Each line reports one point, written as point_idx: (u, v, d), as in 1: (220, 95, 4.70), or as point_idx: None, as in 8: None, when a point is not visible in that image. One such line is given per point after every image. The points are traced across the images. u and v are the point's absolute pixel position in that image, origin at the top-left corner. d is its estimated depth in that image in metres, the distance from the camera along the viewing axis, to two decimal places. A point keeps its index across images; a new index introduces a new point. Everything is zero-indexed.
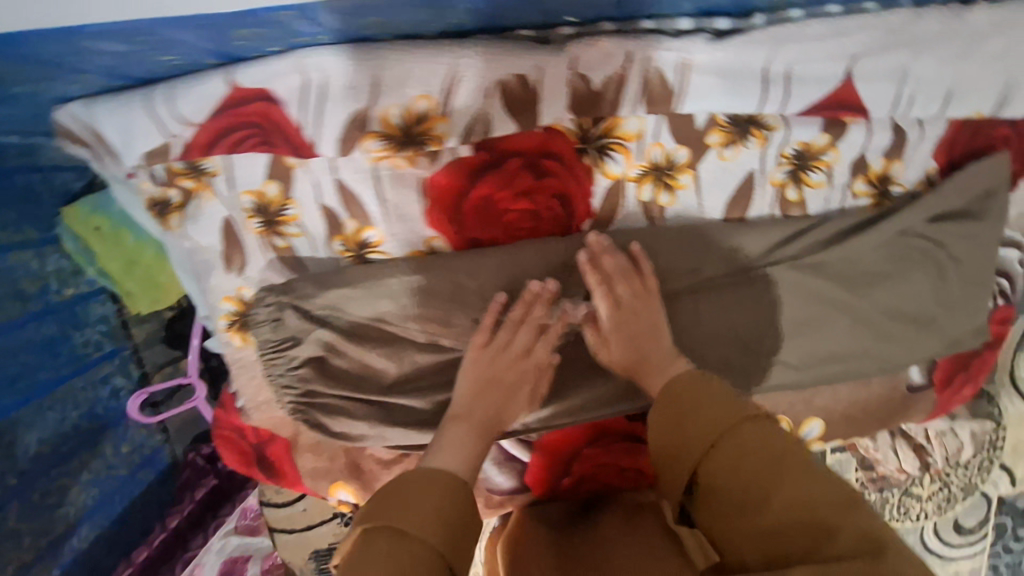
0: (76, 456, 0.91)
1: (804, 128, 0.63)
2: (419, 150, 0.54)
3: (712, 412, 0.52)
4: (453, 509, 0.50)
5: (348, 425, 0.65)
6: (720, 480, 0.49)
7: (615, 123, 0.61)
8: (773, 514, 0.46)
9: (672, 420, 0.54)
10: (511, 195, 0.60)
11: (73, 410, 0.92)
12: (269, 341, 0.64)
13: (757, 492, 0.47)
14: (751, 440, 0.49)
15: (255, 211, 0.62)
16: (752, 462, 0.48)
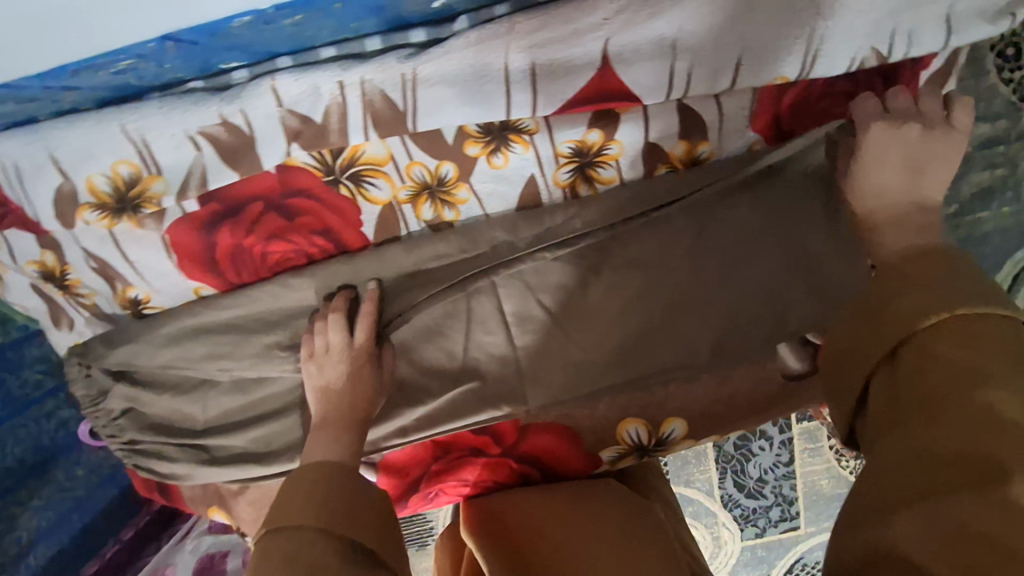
0: None
1: (566, 128, 0.57)
2: (138, 214, 0.55)
3: (911, 298, 0.44)
4: (322, 490, 0.50)
5: (170, 467, 0.67)
6: (907, 383, 0.41)
7: (356, 150, 0.58)
8: (947, 433, 0.37)
9: (882, 301, 0.45)
10: (261, 239, 0.59)
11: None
12: (86, 397, 0.67)
13: (934, 402, 0.39)
14: (1005, 344, 0.40)
15: (44, 278, 0.65)
16: (944, 369, 0.39)
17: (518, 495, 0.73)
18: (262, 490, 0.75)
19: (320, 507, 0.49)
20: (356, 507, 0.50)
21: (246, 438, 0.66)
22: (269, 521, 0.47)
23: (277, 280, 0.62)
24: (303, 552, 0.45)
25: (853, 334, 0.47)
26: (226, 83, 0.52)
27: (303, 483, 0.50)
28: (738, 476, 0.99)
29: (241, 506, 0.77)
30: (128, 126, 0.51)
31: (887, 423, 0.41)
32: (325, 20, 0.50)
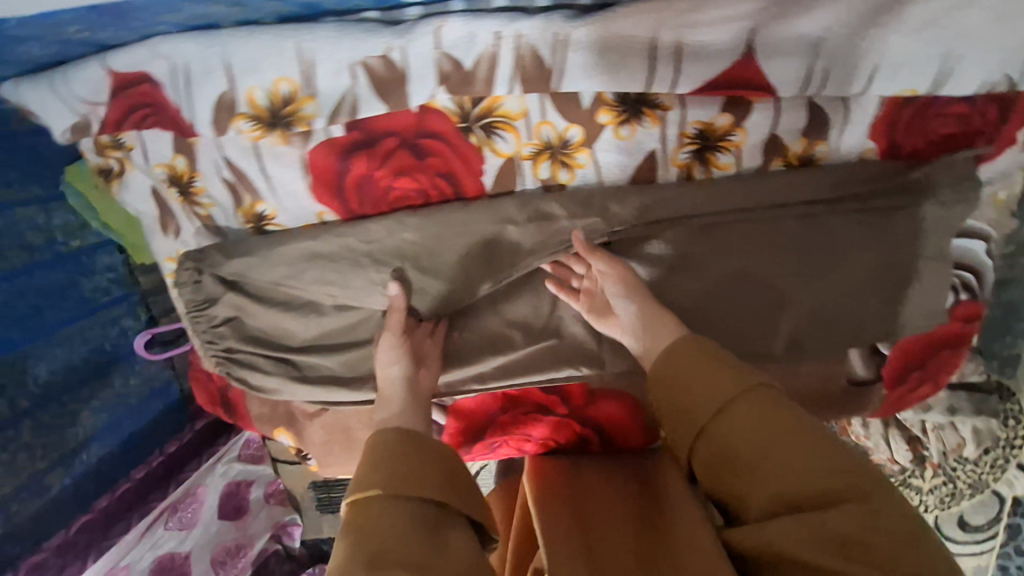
0: (84, 387, 1.06)
1: (699, 109, 0.60)
2: (289, 130, 0.57)
3: (717, 375, 0.54)
4: (381, 458, 0.56)
5: (262, 379, 0.71)
6: (731, 447, 0.52)
7: (494, 102, 0.60)
8: (755, 471, 0.50)
9: (687, 396, 0.56)
10: (391, 174, 0.62)
11: (81, 344, 1.06)
12: (192, 301, 0.70)
13: (745, 456, 0.51)
14: (776, 409, 0.51)
15: (170, 182, 0.67)
16: (753, 431, 0.51)
17: (581, 475, 0.75)
18: (336, 413, 0.79)
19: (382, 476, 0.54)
20: (420, 472, 0.55)
21: (337, 360, 0.69)
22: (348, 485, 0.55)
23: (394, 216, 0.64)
24: (371, 520, 0.51)
25: (674, 416, 0.57)
26: (397, 18, 0.55)
27: (374, 453, 0.57)
28: None
29: (312, 429, 0.81)
30: (300, 47, 0.53)
31: (729, 472, 0.52)
32: None
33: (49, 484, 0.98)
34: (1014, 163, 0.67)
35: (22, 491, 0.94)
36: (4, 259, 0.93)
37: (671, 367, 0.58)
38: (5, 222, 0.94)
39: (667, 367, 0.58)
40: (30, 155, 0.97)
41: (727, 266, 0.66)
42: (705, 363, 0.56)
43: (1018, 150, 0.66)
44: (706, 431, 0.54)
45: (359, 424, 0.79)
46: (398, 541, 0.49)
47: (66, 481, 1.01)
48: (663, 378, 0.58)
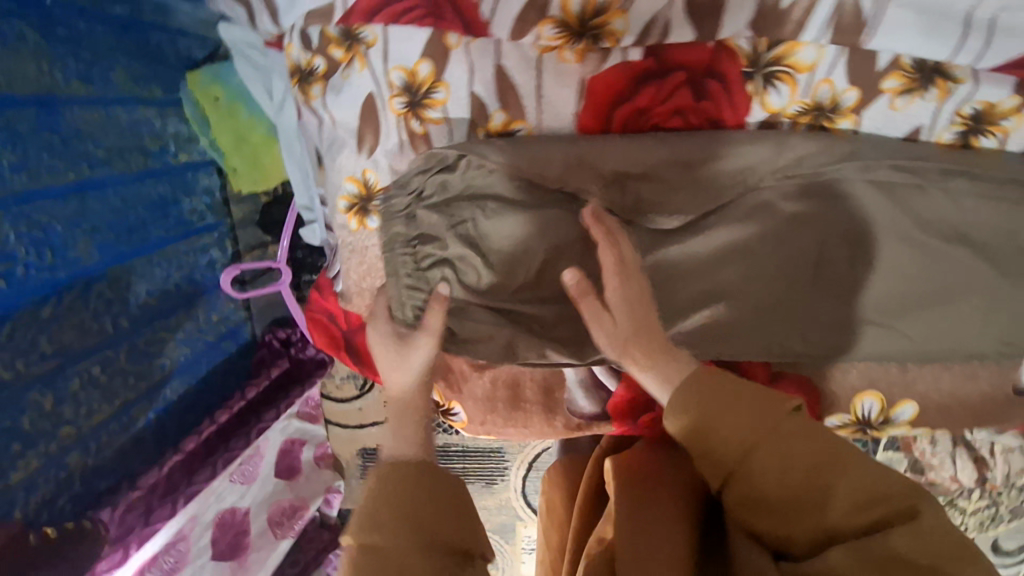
0: (172, 314, 0.95)
1: (993, 87, 0.58)
2: (594, 43, 0.59)
3: (731, 419, 0.55)
4: (390, 497, 0.58)
5: (469, 328, 0.68)
6: (766, 481, 0.54)
7: (790, 49, 0.58)
8: (816, 507, 0.53)
9: (703, 431, 0.56)
10: (667, 110, 0.61)
11: (176, 269, 0.96)
12: (405, 232, 0.68)
13: (796, 496, 0.54)
14: (807, 441, 0.54)
15: (402, 89, 0.63)
16: (793, 473, 0.53)
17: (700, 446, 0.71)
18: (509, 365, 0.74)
19: (405, 524, 0.56)
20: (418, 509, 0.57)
21: (547, 305, 0.68)
22: (360, 523, 0.57)
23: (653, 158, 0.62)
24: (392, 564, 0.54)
25: (708, 458, 0.57)
26: None
27: (384, 494, 0.58)
28: None
29: (476, 381, 0.75)
30: None
31: (760, 510, 0.56)
32: None
33: (136, 417, 0.87)
34: None
35: (113, 421, 0.83)
36: (122, 159, 0.83)
37: (692, 392, 0.57)
38: (128, 119, 0.85)
39: (681, 412, 0.57)
40: (152, 51, 0.89)
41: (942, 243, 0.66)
42: (731, 395, 0.56)
43: None
44: (734, 477, 0.56)
45: (528, 380, 0.75)
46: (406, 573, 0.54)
47: (150, 416, 0.90)
48: (686, 418, 0.57)
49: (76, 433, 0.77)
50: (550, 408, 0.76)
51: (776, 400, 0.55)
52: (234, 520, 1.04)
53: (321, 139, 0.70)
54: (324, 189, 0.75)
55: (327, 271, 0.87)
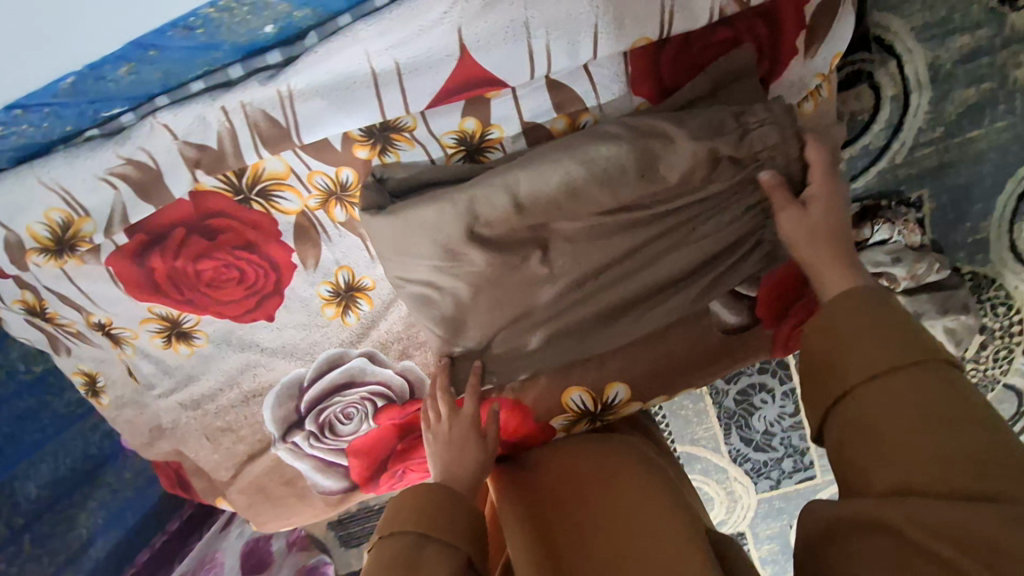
0: (75, 493, 1.13)
1: (442, 120, 0.60)
2: (75, 251, 0.62)
3: (897, 336, 0.51)
4: (427, 499, 0.59)
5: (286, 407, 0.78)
6: (879, 411, 0.48)
7: (257, 168, 0.62)
8: (922, 454, 0.44)
9: (848, 344, 0.53)
10: (191, 260, 0.66)
11: (65, 457, 1.13)
12: (120, 395, 0.85)
13: (903, 433, 0.46)
14: (952, 393, 0.46)
15: (28, 312, 0.74)
16: (910, 403, 0.47)
17: (566, 447, 0.75)
18: (246, 477, 0.83)
19: (418, 514, 0.58)
20: (454, 511, 0.59)
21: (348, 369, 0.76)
22: (397, 515, 0.59)
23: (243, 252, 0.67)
24: (402, 552, 0.54)
25: (819, 380, 0.54)
26: (117, 127, 0.57)
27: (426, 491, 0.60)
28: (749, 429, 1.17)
29: (232, 495, 0.84)
30: (45, 179, 0.57)
31: (871, 450, 0.47)
32: (183, 65, 0.54)
33: None
34: (810, 71, 0.63)
35: None
36: None
37: (836, 312, 0.55)
38: None
39: (829, 314, 0.55)
40: None
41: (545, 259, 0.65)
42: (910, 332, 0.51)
43: (805, 57, 0.62)
44: (846, 399, 0.51)
45: (271, 482, 0.83)
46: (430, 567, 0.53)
47: None
48: (825, 324, 0.55)
49: None
50: (302, 495, 0.84)
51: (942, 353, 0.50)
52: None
53: (39, 349, 0.83)
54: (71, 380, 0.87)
55: None
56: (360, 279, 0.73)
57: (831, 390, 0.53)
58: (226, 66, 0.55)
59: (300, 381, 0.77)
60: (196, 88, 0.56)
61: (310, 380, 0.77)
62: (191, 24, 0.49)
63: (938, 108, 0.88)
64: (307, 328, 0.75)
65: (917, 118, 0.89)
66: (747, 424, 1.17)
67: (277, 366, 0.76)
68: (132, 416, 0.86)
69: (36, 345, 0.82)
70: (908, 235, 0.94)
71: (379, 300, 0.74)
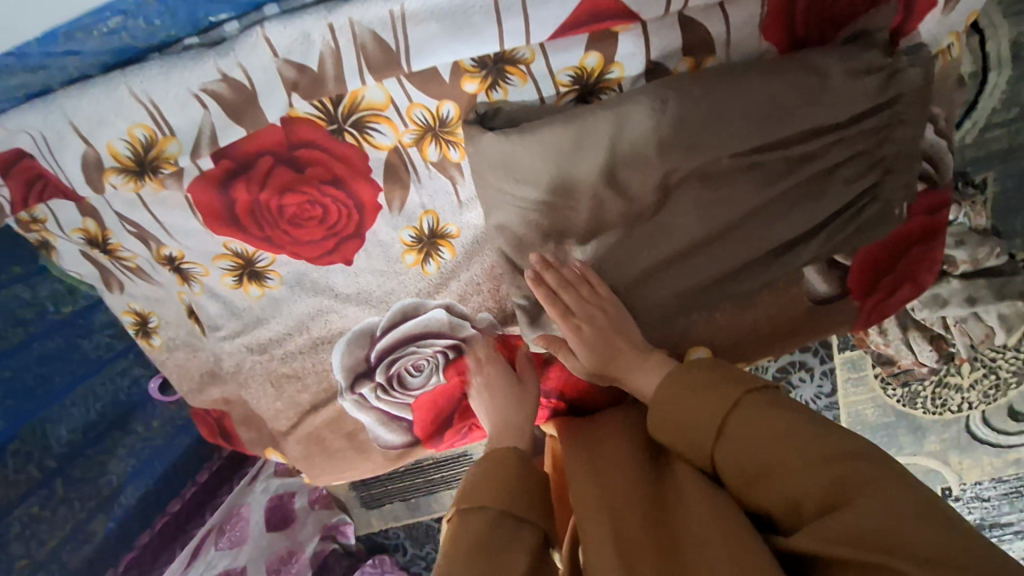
0: (107, 437, 1.05)
1: (563, 54, 0.56)
2: (156, 174, 0.58)
3: (713, 393, 0.47)
4: (510, 473, 0.55)
5: (353, 356, 0.75)
6: (734, 462, 0.44)
7: (356, 96, 0.58)
8: (777, 488, 0.41)
9: (668, 414, 0.49)
10: (275, 194, 0.62)
11: (96, 401, 1.05)
12: (173, 337, 0.81)
13: (752, 475, 0.43)
14: (787, 417, 0.43)
15: (89, 243, 0.70)
16: (757, 443, 0.43)
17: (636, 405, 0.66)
18: (305, 428, 0.80)
19: (502, 495, 0.53)
20: (534, 491, 0.55)
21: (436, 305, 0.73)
22: (478, 494, 0.53)
23: (333, 188, 0.63)
24: (484, 534, 0.50)
25: (675, 436, 0.49)
26: (219, 37, 0.53)
27: (509, 473, 0.55)
28: None
29: (288, 445, 0.82)
30: (135, 91, 0.53)
31: (745, 484, 0.44)
32: None
33: (95, 528, 0.99)
34: (943, 29, 0.60)
35: (70, 541, 0.95)
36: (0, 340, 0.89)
37: (677, 381, 0.50)
38: None
39: (662, 398, 0.50)
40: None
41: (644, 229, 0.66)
42: (739, 377, 0.48)
43: (942, 13, 0.59)
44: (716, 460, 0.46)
45: (330, 433, 0.80)
46: (510, 556, 0.48)
47: (110, 524, 1.02)
48: (659, 403, 0.50)
49: (33, 562, 0.88)
50: (360, 449, 0.81)
51: (759, 377, 0.47)
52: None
53: (90, 284, 0.78)
54: (120, 319, 0.83)
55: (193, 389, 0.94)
56: (444, 226, 0.69)
57: (699, 455, 0.47)
58: None
59: (371, 331, 0.74)
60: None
61: (382, 332, 0.74)
62: None
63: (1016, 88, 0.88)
64: (384, 275, 0.71)
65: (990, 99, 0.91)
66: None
67: (349, 313, 0.73)
68: (183, 359, 0.83)
69: (89, 280, 0.78)
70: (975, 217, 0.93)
71: (461, 249, 0.71)
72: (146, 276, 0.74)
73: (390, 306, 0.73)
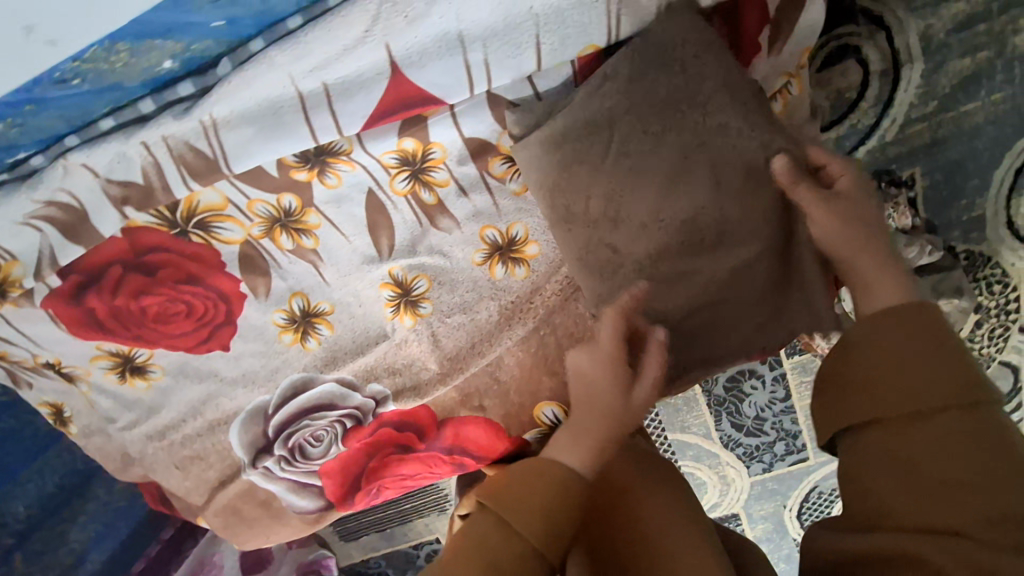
0: (66, 507, 0.99)
1: (378, 141, 0.56)
2: (9, 296, 0.60)
3: (955, 364, 0.43)
4: (540, 492, 0.46)
5: (250, 433, 0.76)
6: (913, 455, 0.42)
7: (192, 200, 0.59)
8: (959, 493, 0.40)
9: (863, 380, 0.45)
10: (131, 298, 0.63)
11: (52, 474, 0.98)
12: (87, 424, 0.83)
13: (935, 478, 0.41)
14: (979, 416, 0.42)
15: None
16: (947, 442, 0.41)
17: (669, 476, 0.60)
18: (220, 501, 0.81)
19: (535, 509, 0.45)
20: (556, 514, 0.46)
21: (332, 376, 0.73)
22: (507, 497, 0.46)
23: (193, 287, 0.64)
24: (500, 553, 0.44)
25: (855, 397, 0.45)
26: (28, 170, 0.54)
27: (542, 484, 0.47)
28: (740, 415, 1.00)
29: (211, 518, 0.84)
30: None
31: (884, 475, 0.43)
32: (80, 107, 0.50)
33: None
34: (775, 69, 0.59)
35: None
36: None
37: (916, 327, 0.44)
38: None
39: (899, 329, 0.45)
40: None
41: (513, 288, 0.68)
42: (943, 350, 0.43)
43: (770, 54, 0.58)
44: (869, 432, 0.44)
45: (246, 504, 0.81)
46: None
47: None
48: (857, 339, 0.46)
49: None
50: (278, 515, 0.82)
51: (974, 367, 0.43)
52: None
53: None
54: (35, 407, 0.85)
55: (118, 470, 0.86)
56: (317, 304, 0.70)
57: (854, 413, 0.45)
58: (130, 101, 0.51)
59: (264, 408, 0.75)
60: (106, 126, 0.52)
61: (275, 408, 0.75)
62: (61, 78, 0.47)
63: (930, 80, 0.74)
64: (266, 355, 0.72)
65: (908, 93, 0.75)
66: (736, 409, 1.01)
67: (239, 395, 0.74)
68: (102, 443, 0.84)
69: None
70: (899, 219, 0.77)
71: (340, 325, 0.71)
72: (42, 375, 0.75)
73: (278, 382, 0.74)
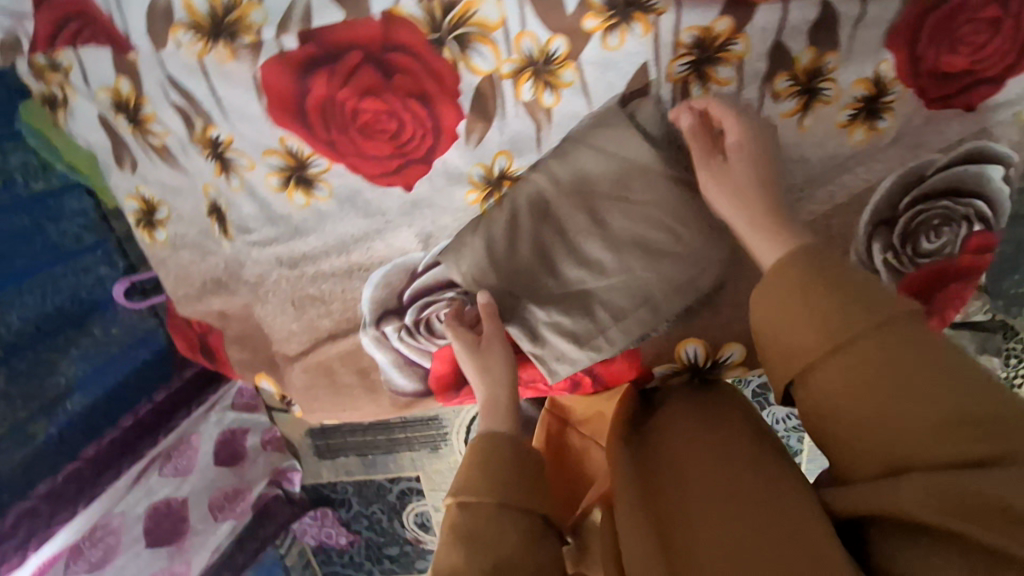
0: (61, 334, 0.89)
1: (697, 10, 0.54)
2: (233, 41, 0.55)
3: (829, 318, 0.47)
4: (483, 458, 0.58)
5: (385, 289, 0.70)
6: (858, 422, 0.45)
7: (469, 7, 0.54)
8: (912, 438, 0.42)
9: (780, 349, 0.50)
10: (355, 94, 0.57)
11: (54, 295, 0.89)
12: (181, 235, 0.74)
13: (885, 428, 0.44)
14: (931, 353, 0.44)
15: (114, 109, 0.63)
16: (887, 387, 0.44)
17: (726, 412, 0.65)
18: (316, 356, 0.75)
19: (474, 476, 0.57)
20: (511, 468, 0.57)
21: None
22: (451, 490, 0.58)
23: (417, 107, 0.59)
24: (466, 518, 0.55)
25: (784, 362, 0.50)
26: None
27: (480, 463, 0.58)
28: None
29: (292, 373, 0.77)
30: None
31: (847, 434, 0.46)
32: None
33: (35, 429, 0.85)
34: None
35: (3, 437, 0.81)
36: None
37: (795, 290, 0.49)
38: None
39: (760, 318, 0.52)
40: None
41: (683, 223, 0.62)
42: (852, 293, 0.47)
43: None
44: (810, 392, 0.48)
45: (341, 366, 0.75)
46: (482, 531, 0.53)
47: (52, 430, 0.87)
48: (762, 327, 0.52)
49: None
50: (370, 390, 0.76)
51: (889, 301, 0.46)
52: (102, 532, 0.89)
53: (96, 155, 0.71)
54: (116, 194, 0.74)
55: (192, 295, 0.79)
56: (516, 169, 0.65)
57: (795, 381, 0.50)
58: None
59: (413, 267, 0.69)
60: None
61: (424, 270, 0.69)
62: None
63: None
64: (447, 212, 0.67)
65: None
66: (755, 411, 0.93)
67: (395, 243, 0.68)
68: (184, 262, 0.76)
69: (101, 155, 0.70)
70: None
71: None
72: (170, 160, 0.67)
73: (438, 244, 0.68)
